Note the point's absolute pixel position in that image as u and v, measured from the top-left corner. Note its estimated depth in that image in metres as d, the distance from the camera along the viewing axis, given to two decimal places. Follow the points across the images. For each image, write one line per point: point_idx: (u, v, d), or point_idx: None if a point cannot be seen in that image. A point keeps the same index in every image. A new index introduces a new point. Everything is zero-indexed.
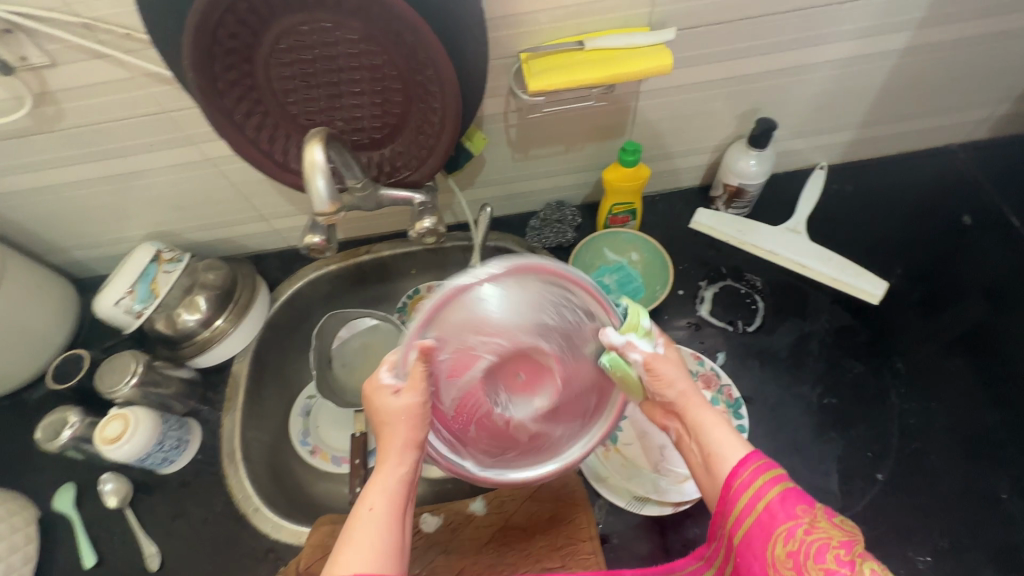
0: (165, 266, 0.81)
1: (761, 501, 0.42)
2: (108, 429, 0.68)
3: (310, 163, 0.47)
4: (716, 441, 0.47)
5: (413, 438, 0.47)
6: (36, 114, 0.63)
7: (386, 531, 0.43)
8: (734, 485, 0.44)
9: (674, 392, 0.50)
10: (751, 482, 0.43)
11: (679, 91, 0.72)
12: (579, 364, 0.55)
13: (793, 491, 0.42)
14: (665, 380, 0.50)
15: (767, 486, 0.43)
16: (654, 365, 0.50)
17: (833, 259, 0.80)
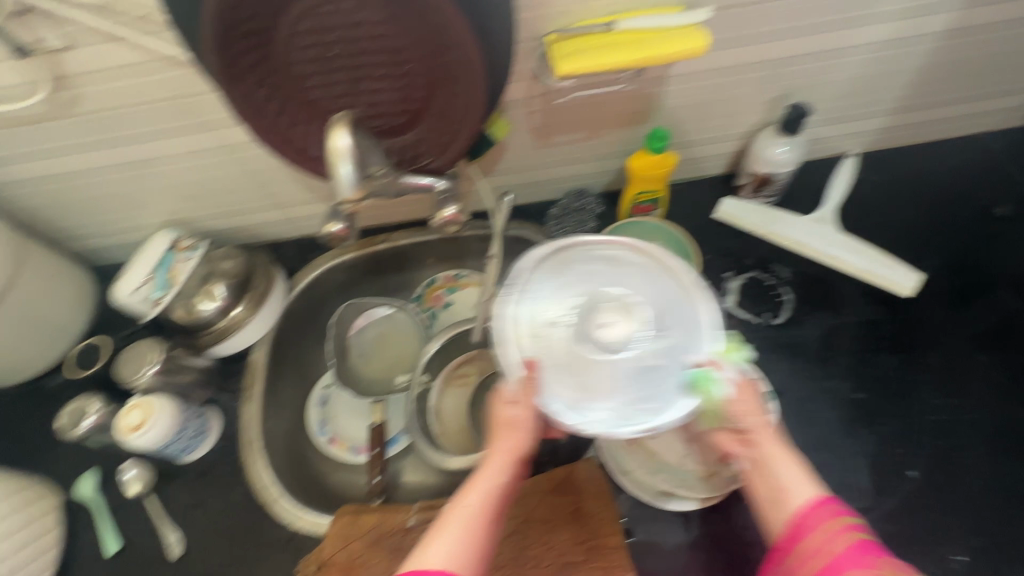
0: (183, 254, 0.80)
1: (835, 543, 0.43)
2: (129, 417, 0.68)
3: (334, 149, 0.46)
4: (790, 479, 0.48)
5: (516, 456, 0.51)
6: (53, 100, 0.62)
7: (471, 533, 0.45)
8: (804, 527, 0.45)
9: (755, 427, 0.52)
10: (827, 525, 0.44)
11: (709, 75, 0.69)
12: (684, 323, 0.56)
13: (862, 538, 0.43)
14: (747, 412, 0.52)
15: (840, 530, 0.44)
16: (738, 396, 0.52)
17: (865, 250, 0.77)
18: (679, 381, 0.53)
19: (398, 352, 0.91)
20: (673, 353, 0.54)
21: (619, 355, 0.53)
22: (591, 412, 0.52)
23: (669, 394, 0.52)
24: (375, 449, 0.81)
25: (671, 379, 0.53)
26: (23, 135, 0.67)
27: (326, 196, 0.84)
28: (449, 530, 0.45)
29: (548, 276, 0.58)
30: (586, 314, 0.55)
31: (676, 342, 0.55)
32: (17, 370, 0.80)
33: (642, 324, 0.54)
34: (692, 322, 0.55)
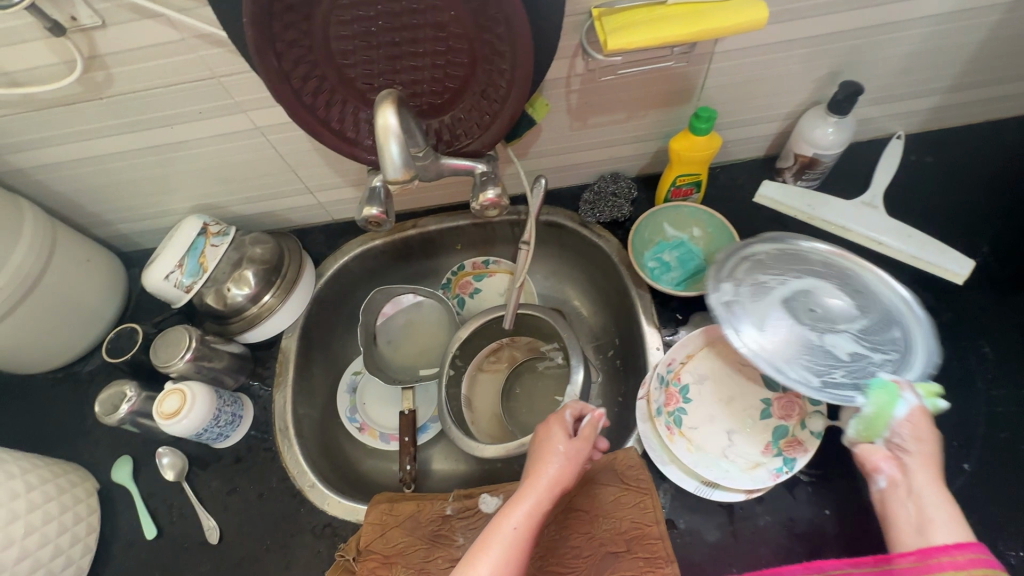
0: (213, 240, 0.78)
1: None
2: (166, 404, 0.67)
3: (381, 127, 0.44)
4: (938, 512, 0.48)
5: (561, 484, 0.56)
6: (86, 80, 0.61)
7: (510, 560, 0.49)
8: (948, 558, 0.45)
9: (918, 455, 0.52)
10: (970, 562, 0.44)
11: (757, 51, 0.66)
12: (873, 335, 0.63)
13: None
14: (918, 440, 0.53)
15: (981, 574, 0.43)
16: (915, 421, 0.53)
17: (914, 235, 0.74)
18: (852, 375, 0.60)
19: (428, 339, 0.91)
20: (863, 359, 0.62)
21: (803, 330, 0.63)
22: (789, 369, 0.60)
23: (831, 377, 0.61)
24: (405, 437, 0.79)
25: (839, 370, 0.61)
26: (55, 117, 0.66)
27: (355, 180, 0.82)
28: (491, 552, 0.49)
29: (800, 273, 0.68)
30: (855, 303, 0.65)
31: (869, 353, 0.62)
32: (51, 355, 0.80)
33: (853, 324, 0.64)
34: (901, 353, 0.62)
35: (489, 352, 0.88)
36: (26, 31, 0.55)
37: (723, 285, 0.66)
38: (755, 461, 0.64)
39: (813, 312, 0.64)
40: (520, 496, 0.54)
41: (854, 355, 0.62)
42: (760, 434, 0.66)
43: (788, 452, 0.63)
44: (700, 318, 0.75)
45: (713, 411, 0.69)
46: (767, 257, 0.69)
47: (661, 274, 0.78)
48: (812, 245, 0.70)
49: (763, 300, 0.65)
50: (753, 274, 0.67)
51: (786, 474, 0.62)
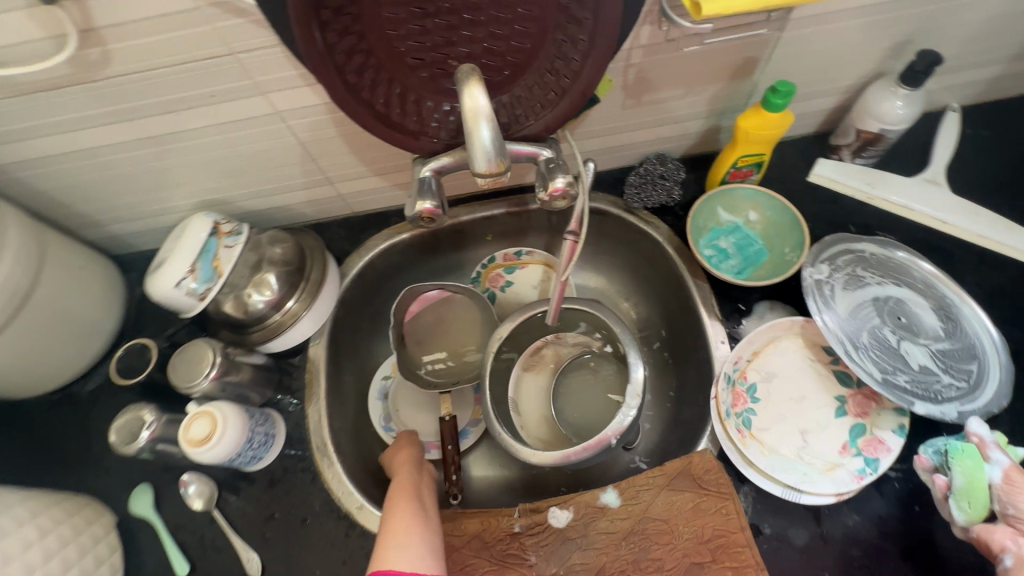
0: (226, 240, 0.70)
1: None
2: (194, 430, 0.59)
3: (472, 109, 0.38)
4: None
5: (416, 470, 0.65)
6: (77, 59, 0.51)
7: (407, 498, 0.57)
8: None
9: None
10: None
11: (835, 18, 0.61)
12: (955, 364, 0.61)
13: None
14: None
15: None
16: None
17: (979, 212, 0.71)
18: (916, 383, 0.59)
19: (463, 339, 0.84)
20: (934, 381, 0.59)
21: (882, 329, 0.62)
22: (859, 358, 0.60)
23: (895, 377, 0.59)
24: (448, 446, 0.73)
25: (904, 375, 0.59)
26: (38, 104, 0.56)
27: (382, 169, 0.74)
28: (392, 507, 0.56)
29: (898, 281, 0.66)
30: (943, 325, 0.63)
31: (940, 372, 0.60)
32: (47, 377, 0.71)
33: (934, 343, 0.62)
34: (971, 385, 0.59)
35: (533, 352, 0.82)
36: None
37: (820, 265, 0.66)
38: (832, 462, 0.60)
39: (899, 318, 0.63)
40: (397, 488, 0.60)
41: (925, 368, 0.60)
42: (838, 431, 0.61)
43: (869, 451, 0.59)
44: (767, 306, 0.69)
45: (784, 410, 0.64)
46: (872, 257, 0.68)
47: (720, 262, 0.72)
48: (914, 259, 0.67)
49: (851, 292, 0.65)
50: (851, 268, 0.67)
51: (871, 476, 0.58)
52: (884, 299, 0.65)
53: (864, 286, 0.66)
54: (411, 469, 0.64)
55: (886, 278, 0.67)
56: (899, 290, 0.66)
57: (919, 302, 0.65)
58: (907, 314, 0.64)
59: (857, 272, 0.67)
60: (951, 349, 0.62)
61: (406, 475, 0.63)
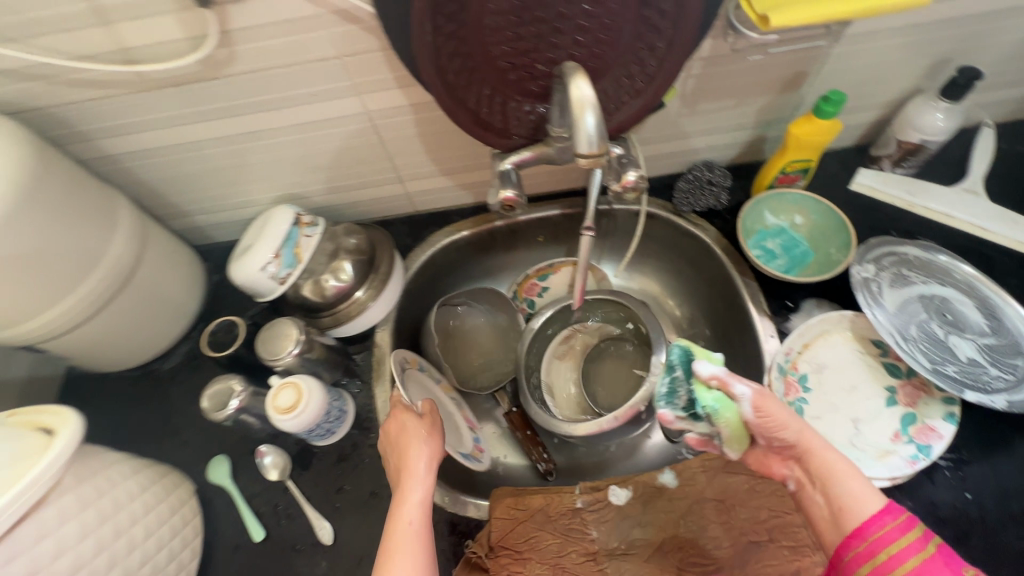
0: (307, 230, 0.75)
1: (912, 553, 0.42)
2: (281, 398, 0.64)
3: (578, 101, 0.43)
4: (852, 484, 0.47)
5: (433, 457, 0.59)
6: (206, 58, 0.58)
7: (423, 530, 0.53)
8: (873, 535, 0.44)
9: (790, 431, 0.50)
10: (901, 531, 0.43)
11: (882, 36, 0.66)
12: (1001, 358, 0.64)
13: (936, 563, 0.41)
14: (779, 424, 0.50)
15: (918, 537, 0.43)
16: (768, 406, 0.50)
17: (1017, 220, 0.75)
18: (964, 373, 0.62)
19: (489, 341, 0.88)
20: (981, 372, 0.62)
21: (929, 324, 0.66)
22: (909, 349, 0.63)
23: (944, 367, 0.62)
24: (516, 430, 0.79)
25: (952, 365, 0.62)
26: (163, 98, 0.63)
27: (450, 169, 0.80)
28: (401, 537, 0.52)
29: (942, 281, 0.70)
30: (988, 322, 0.66)
31: (988, 364, 0.63)
32: (136, 352, 0.76)
33: (980, 338, 0.65)
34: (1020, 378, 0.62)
35: (562, 340, 0.86)
36: (160, 3, 0.52)
37: (866, 264, 0.70)
38: (885, 449, 0.62)
39: (946, 315, 0.67)
40: (410, 484, 0.56)
41: (973, 360, 0.63)
42: (890, 420, 0.64)
43: (921, 438, 0.62)
44: (814, 303, 0.73)
45: (836, 400, 0.66)
46: (915, 260, 0.71)
47: (768, 261, 0.76)
48: (955, 260, 0.70)
49: (897, 291, 0.68)
50: (895, 268, 0.71)
51: (924, 461, 0.60)
52: (929, 298, 0.68)
53: (909, 285, 0.69)
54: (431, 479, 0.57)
55: (931, 279, 0.70)
56: (944, 290, 0.69)
57: (963, 302, 0.68)
58: (952, 312, 0.67)
59: (902, 272, 0.70)
60: (997, 344, 0.65)
61: (423, 485, 0.56)
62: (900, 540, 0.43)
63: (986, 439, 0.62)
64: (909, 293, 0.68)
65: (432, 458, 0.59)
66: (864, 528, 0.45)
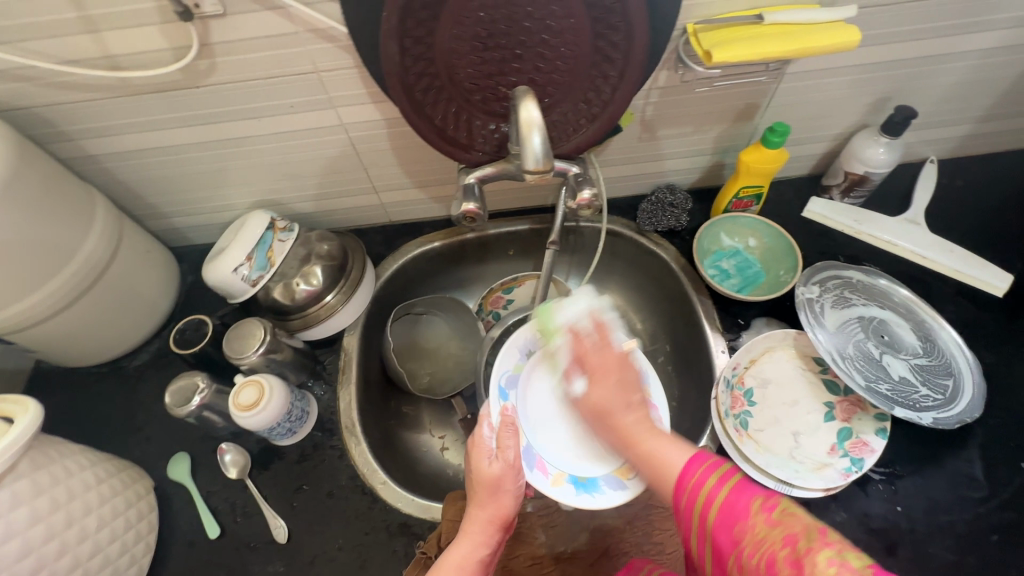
0: (280, 235, 0.78)
1: (711, 500, 0.44)
2: (242, 396, 0.66)
3: (526, 120, 0.47)
4: (664, 454, 0.51)
5: (496, 517, 0.56)
6: (188, 68, 0.61)
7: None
8: (688, 484, 0.46)
9: (609, 407, 0.59)
10: (704, 476, 0.45)
11: (826, 74, 0.71)
12: (931, 378, 0.67)
13: (727, 504, 0.43)
14: (601, 403, 0.59)
15: (715, 482, 0.44)
16: (592, 390, 0.60)
17: (955, 250, 0.79)
18: (896, 391, 0.65)
19: (446, 350, 0.91)
20: (912, 390, 0.66)
21: (866, 343, 0.70)
22: (846, 367, 0.66)
23: (877, 385, 0.66)
24: None
25: (886, 383, 0.66)
26: (145, 104, 0.66)
27: (422, 181, 0.84)
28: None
29: (881, 305, 0.74)
30: (921, 344, 0.70)
31: (919, 384, 0.67)
32: (103, 348, 0.77)
33: (913, 358, 0.69)
34: (948, 398, 0.66)
35: None
36: (145, 15, 0.55)
37: (811, 286, 0.74)
38: (821, 462, 0.65)
39: (883, 336, 0.71)
40: (466, 532, 0.55)
41: (905, 380, 0.67)
42: (827, 434, 0.67)
43: (855, 452, 0.65)
44: (764, 321, 0.77)
45: (778, 413, 0.69)
46: (858, 283, 0.75)
47: (722, 280, 0.80)
48: (892, 283, 0.75)
49: (838, 312, 0.72)
50: (839, 290, 0.75)
51: (856, 473, 0.63)
52: (869, 320, 0.72)
53: (851, 307, 0.73)
54: (494, 543, 0.55)
55: (872, 302, 0.74)
56: (883, 313, 0.73)
57: (900, 324, 0.72)
58: (889, 334, 0.71)
59: (845, 294, 0.74)
60: (929, 364, 0.69)
61: (478, 545, 0.54)
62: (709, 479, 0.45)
63: (918, 454, 0.66)
64: (850, 315, 0.72)
65: (498, 519, 0.56)
66: (681, 481, 0.47)
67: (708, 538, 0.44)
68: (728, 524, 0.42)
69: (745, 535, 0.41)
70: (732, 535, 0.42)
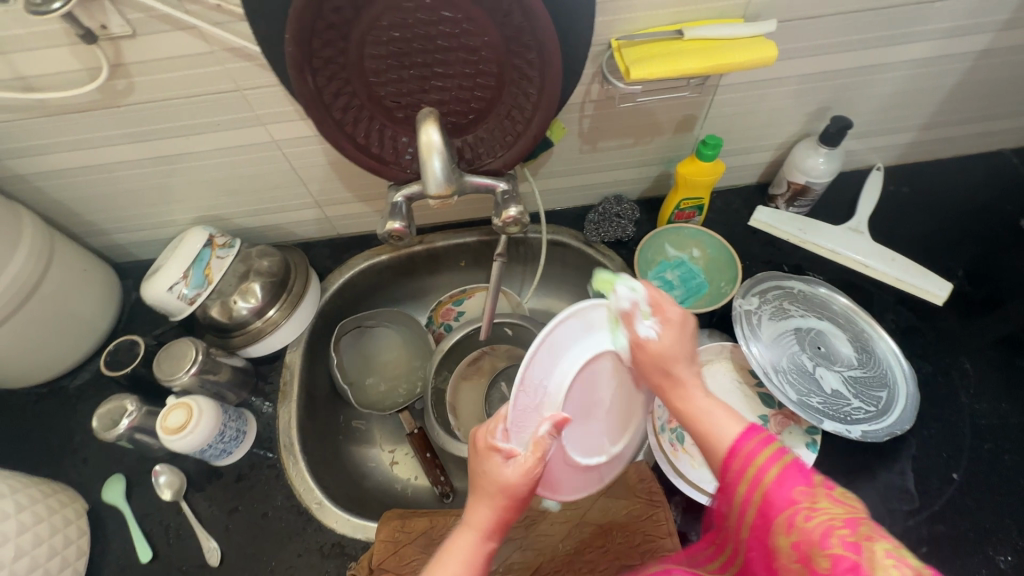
0: (219, 251, 0.76)
1: (771, 463, 0.42)
2: (170, 418, 0.66)
3: (426, 144, 0.51)
4: (716, 422, 0.49)
5: (501, 521, 0.49)
6: (106, 88, 0.61)
7: None
8: (739, 457, 0.44)
9: (671, 357, 0.54)
10: (755, 450, 0.44)
11: (761, 85, 0.71)
12: (864, 390, 0.68)
13: (794, 467, 0.41)
14: (666, 352, 0.54)
15: (776, 446, 0.43)
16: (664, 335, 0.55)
17: (896, 258, 0.79)
18: (827, 404, 0.66)
19: (395, 366, 0.90)
20: (843, 404, 0.67)
21: (800, 355, 0.70)
22: (778, 380, 0.67)
23: (809, 399, 0.66)
24: (426, 453, 0.80)
25: (818, 397, 0.67)
26: (66, 123, 0.65)
27: (365, 195, 0.83)
28: None
29: (821, 315, 0.74)
30: (858, 355, 0.71)
31: (850, 396, 0.67)
32: (39, 369, 0.76)
33: (848, 369, 0.70)
34: (879, 410, 0.67)
35: (469, 362, 0.89)
36: (53, 36, 0.55)
37: (750, 297, 0.74)
38: None
39: (819, 348, 0.71)
40: (460, 543, 0.49)
41: (837, 392, 0.68)
42: None
43: None
44: (706, 333, 0.76)
45: None
46: (800, 294, 0.75)
47: (665, 292, 0.79)
48: (830, 292, 0.76)
49: (777, 324, 0.73)
50: (779, 300, 0.75)
51: None
52: (806, 331, 0.72)
53: (790, 319, 0.73)
54: (489, 549, 0.49)
55: (813, 313, 0.74)
56: (821, 323, 0.73)
57: (838, 335, 0.72)
58: (826, 344, 0.71)
59: (785, 305, 0.75)
60: (864, 376, 0.69)
61: (477, 548, 0.49)
62: (763, 453, 0.43)
63: (850, 467, 0.66)
64: (788, 326, 0.73)
65: (488, 526, 0.49)
66: (734, 450, 0.45)
67: (757, 491, 0.42)
68: (786, 486, 0.41)
69: (803, 497, 0.40)
70: (787, 495, 0.40)
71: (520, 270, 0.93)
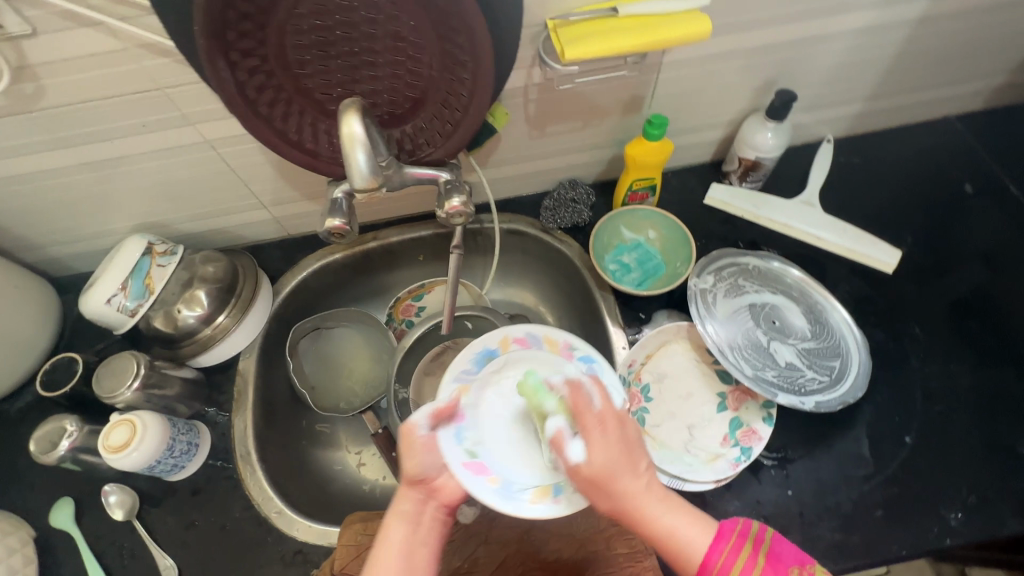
0: (159, 259, 0.73)
1: None
2: (112, 437, 0.64)
3: (348, 136, 0.49)
4: (682, 531, 0.48)
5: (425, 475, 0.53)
6: (12, 93, 0.57)
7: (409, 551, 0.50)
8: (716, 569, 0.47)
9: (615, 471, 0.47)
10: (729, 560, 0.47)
11: (703, 62, 0.70)
12: (818, 360, 0.69)
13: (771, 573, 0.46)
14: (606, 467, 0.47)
15: (748, 554, 0.47)
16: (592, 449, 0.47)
17: (847, 228, 0.80)
18: (782, 376, 0.67)
19: (356, 365, 0.87)
20: (798, 376, 0.68)
21: (756, 330, 0.71)
22: (733, 356, 0.68)
23: (764, 373, 0.67)
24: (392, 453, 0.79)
25: (772, 370, 0.68)
26: None
27: (311, 192, 0.80)
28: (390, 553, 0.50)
29: (776, 289, 0.74)
30: (811, 326, 0.72)
31: (804, 367, 0.68)
32: None
33: (802, 342, 0.71)
34: (832, 380, 0.68)
35: (432, 358, 0.86)
36: None
37: (705, 276, 0.75)
38: (715, 453, 0.66)
39: (774, 322, 0.72)
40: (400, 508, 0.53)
41: (791, 364, 0.69)
42: (720, 426, 0.68)
43: (745, 441, 0.66)
44: (664, 314, 0.76)
45: (673, 408, 0.70)
46: (754, 269, 0.76)
47: (622, 276, 0.79)
48: (784, 264, 0.76)
49: (732, 301, 0.73)
50: (733, 276, 0.75)
51: (744, 462, 0.65)
52: (761, 305, 0.73)
53: (745, 294, 0.74)
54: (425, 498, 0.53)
55: (767, 287, 0.75)
56: (776, 297, 0.74)
57: (792, 308, 0.73)
58: (781, 318, 0.72)
59: (740, 281, 0.75)
60: (817, 348, 0.70)
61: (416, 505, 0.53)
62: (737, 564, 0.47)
63: (807, 438, 0.67)
64: (744, 302, 0.73)
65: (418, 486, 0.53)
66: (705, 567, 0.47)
67: None
68: None
69: None
70: None
71: (480, 261, 0.91)
